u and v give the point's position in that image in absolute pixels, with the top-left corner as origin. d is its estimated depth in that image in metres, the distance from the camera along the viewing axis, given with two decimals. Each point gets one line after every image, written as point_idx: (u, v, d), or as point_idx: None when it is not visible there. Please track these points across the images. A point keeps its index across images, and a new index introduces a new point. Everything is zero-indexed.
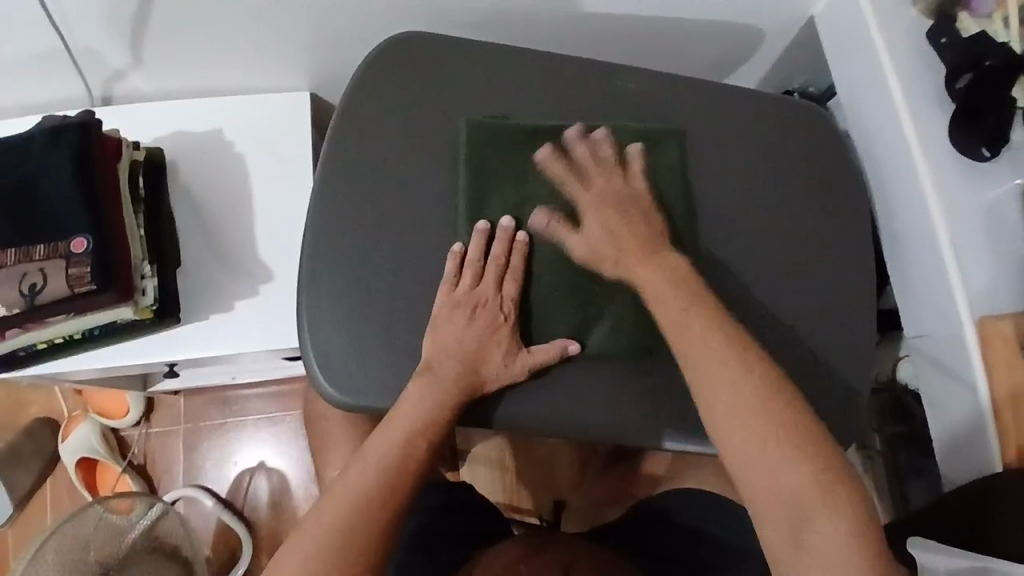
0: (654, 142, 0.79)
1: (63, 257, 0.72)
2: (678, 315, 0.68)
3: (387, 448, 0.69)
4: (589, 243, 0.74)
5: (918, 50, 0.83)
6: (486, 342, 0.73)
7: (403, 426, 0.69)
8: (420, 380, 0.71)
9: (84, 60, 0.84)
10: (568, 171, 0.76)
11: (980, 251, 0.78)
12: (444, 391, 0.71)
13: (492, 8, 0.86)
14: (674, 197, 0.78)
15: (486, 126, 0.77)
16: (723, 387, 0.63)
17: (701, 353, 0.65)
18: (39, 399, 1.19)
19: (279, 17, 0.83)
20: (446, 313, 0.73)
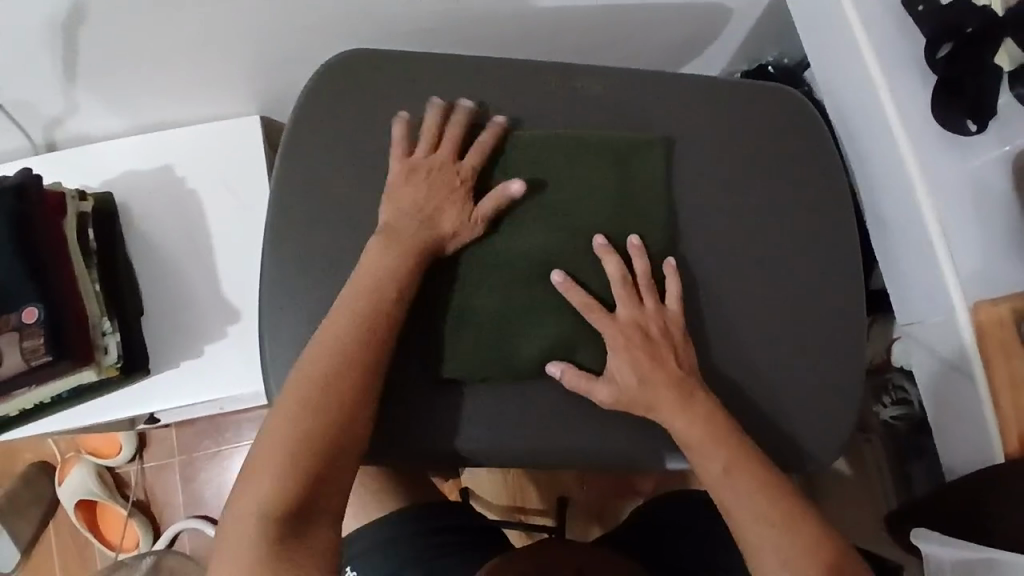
0: (636, 149, 0.75)
1: (15, 329, 0.68)
2: (694, 434, 0.67)
3: (339, 340, 0.64)
4: (620, 391, 0.69)
5: (892, 18, 0.78)
6: (431, 204, 0.69)
7: (365, 286, 0.66)
8: (376, 253, 0.67)
9: (16, 109, 0.79)
10: (590, 300, 0.70)
11: (971, 232, 0.74)
12: (404, 246, 0.67)
13: (437, 13, 0.81)
14: (652, 205, 0.74)
15: (456, 136, 0.73)
16: (756, 524, 0.64)
17: (726, 488, 0.66)
18: (29, 447, 1.16)
19: (215, 43, 0.78)
20: (400, 176, 0.70)
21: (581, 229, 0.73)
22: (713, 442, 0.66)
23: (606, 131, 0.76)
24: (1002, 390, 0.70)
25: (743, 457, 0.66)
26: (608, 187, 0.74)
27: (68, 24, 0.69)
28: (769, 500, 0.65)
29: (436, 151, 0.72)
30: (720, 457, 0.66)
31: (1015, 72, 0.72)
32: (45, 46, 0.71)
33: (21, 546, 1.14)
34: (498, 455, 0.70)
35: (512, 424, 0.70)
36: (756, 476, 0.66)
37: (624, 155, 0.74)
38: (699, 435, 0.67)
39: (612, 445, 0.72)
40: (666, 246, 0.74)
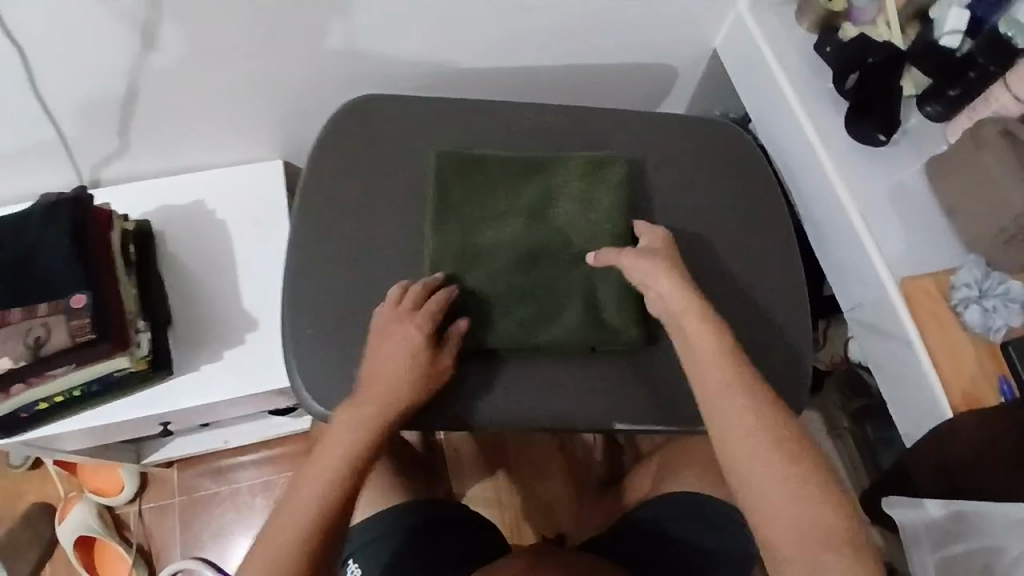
0: (600, 163, 0.88)
1: (64, 312, 0.77)
2: (666, 289, 0.75)
3: (311, 504, 0.69)
4: (644, 248, 0.79)
5: (809, 62, 0.95)
6: (396, 373, 0.77)
7: (332, 454, 0.72)
8: (341, 424, 0.74)
9: (75, 147, 0.92)
10: (647, 224, 0.84)
11: (893, 224, 0.86)
12: (371, 417, 0.75)
13: (436, 67, 0.98)
14: (610, 206, 0.85)
15: (450, 160, 0.87)
16: (720, 387, 0.68)
17: (699, 347, 0.71)
18: (32, 487, 1.19)
19: (251, 92, 0.94)
20: (371, 355, 0.79)
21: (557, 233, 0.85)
22: (690, 309, 0.73)
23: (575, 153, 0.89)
24: (940, 356, 0.79)
25: (719, 329, 0.72)
26: (575, 193, 0.86)
27: (137, 71, 0.84)
28: (730, 367, 0.69)
29: (396, 320, 0.79)
30: (694, 315, 0.73)
31: (921, 95, 0.90)
32: (113, 91, 0.85)
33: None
34: (487, 417, 0.81)
35: (502, 390, 0.82)
36: (726, 347, 0.71)
37: (591, 167, 0.87)
38: (676, 298, 0.75)
39: (593, 415, 0.82)
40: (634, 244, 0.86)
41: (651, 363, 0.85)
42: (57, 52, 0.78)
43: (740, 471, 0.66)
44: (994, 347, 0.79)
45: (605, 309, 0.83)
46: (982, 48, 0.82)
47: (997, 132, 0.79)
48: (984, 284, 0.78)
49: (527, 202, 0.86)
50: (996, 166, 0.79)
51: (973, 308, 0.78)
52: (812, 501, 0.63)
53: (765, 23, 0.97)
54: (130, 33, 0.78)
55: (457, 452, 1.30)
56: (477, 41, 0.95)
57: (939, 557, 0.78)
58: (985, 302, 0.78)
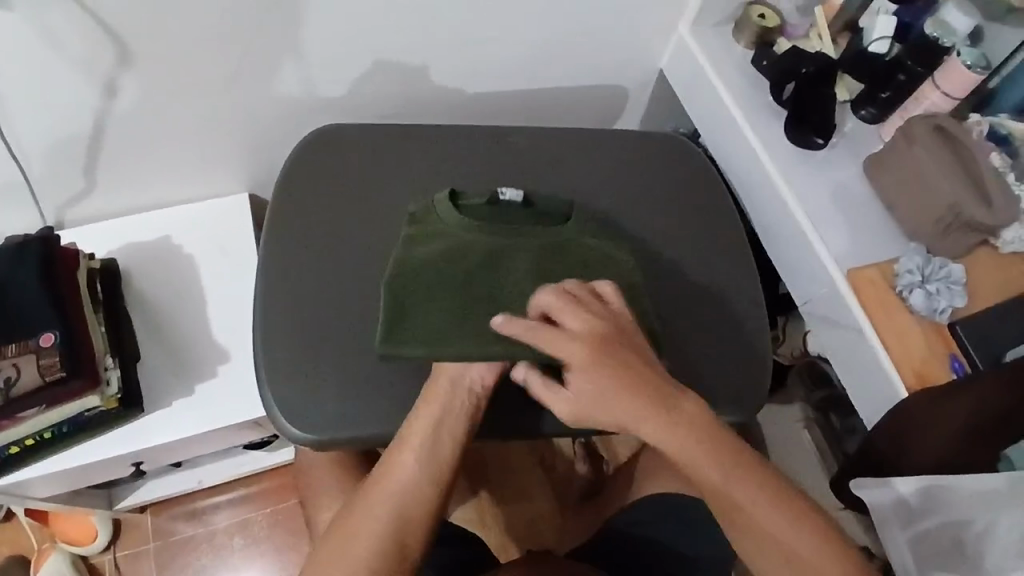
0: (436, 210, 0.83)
1: (34, 351, 0.77)
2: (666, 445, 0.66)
3: (375, 527, 0.67)
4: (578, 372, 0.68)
5: (748, 76, 1.01)
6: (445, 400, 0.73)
7: (394, 476, 0.69)
8: (402, 447, 0.71)
9: (40, 189, 0.92)
10: (555, 315, 0.69)
11: (836, 221, 0.92)
12: (432, 436, 0.71)
13: (397, 98, 1.01)
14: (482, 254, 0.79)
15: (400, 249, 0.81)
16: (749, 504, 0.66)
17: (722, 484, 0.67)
18: (3, 540, 1.15)
19: (215, 130, 0.95)
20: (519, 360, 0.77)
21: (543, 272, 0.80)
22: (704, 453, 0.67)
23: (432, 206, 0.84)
24: (890, 340, 0.83)
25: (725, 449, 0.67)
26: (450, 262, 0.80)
27: (101, 111, 0.85)
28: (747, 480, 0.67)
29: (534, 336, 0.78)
30: (710, 467, 0.66)
31: (856, 99, 0.97)
32: (75, 133, 0.86)
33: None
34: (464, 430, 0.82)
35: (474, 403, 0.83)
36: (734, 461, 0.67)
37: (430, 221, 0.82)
38: (688, 453, 0.66)
39: (568, 421, 0.84)
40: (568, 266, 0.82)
41: None
42: (20, 95, 0.79)
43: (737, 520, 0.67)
44: (941, 328, 0.84)
45: None
46: (909, 53, 0.90)
47: (927, 128, 0.86)
48: (927, 269, 0.84)
49: (496, 260, 0.80)
50: (926, 160, 0.85)
51: (918, 292, 0.83)
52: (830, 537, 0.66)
53: (705, 42, 1.03)
54: (94, 72, 0.80)
55: None
56: (434, 69, 0.98)
57: (910, 533, 0.76)
58: (928, 286, 0.84)
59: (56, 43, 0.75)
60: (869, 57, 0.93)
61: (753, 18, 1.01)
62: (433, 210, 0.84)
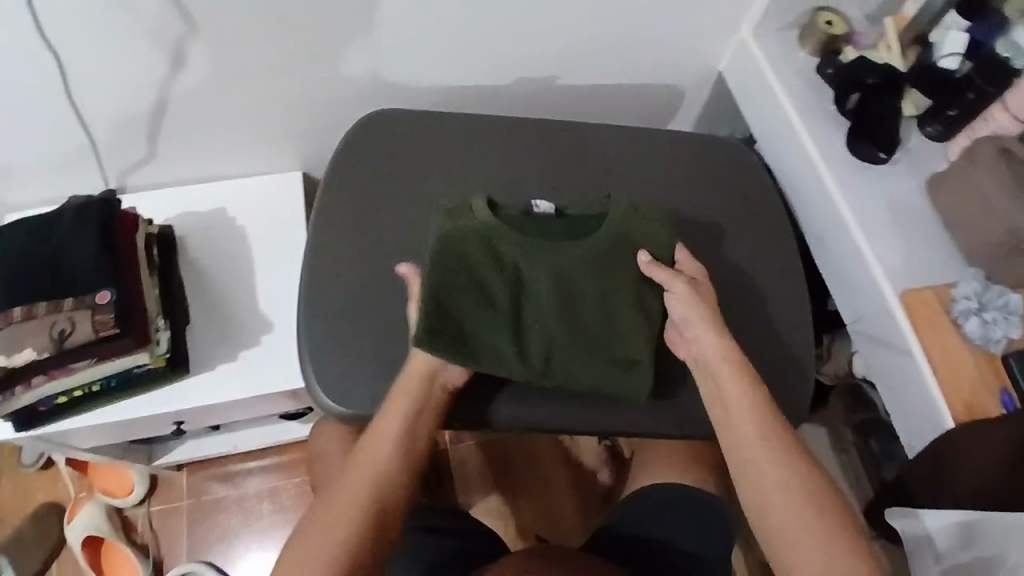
0: (461, 208, 0.84)
1: (89, 307, 0.80)
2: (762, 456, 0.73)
3: (352, 512, 0.71)
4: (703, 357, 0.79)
5: (810, 83, 0.98)
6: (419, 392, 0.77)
7: (368, 463, 0.74)
8: (374, 437, 0.75)
9: (105, 154, 0.97)
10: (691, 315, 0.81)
11: (893, 238, 0.88)
12: (402, 426, 0.76)
13: (452, 86, 1.02)
14: (501, 276, 0.82)
15: (437, 254, 0.81)
16: (769, 499, 0.72)
17: (766, 477, 0.72)
18: (42, 487, 1.22)
19: (274, 109, 0.97)
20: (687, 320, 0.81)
21: (568, 296, 0.82)
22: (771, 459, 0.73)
23: (453, 203, 0.84)
24: (939, 364, 0.80)
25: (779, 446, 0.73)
26: (480, 276, 0.81)
27: (169, 81, 0.88)
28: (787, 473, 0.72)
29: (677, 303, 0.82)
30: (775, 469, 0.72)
31: (921, 115, 0.93)
32: (143, 101, 0.90)
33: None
34: (493, 419, 0.84)
35: (505, 398, 0.84)
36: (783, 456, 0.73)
37: (455, 220, 0.83)
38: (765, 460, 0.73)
39: (599, 418, 0.85)
40: (599, 272, 0.83)
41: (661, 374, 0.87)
42: (95, 62, 0.83)
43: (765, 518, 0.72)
44: (994, 358, 0.80)
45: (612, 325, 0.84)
46: (980, 70, 0.86)
47: (992, 150, 0.82)
48: (985, 297, 0.80)
49: (521, 279, 0.83)
50: (991, 184, 0.81)
51: (973, 319, 0.80)
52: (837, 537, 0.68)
53: (768, 45, 1.00)
54: (165, 45, 0.83)
55: (465, 465, 1.31)
56: (492, 60, 0.99)
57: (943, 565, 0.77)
58: (985, 314, 0.80)
59: (132, 15, 0.78)
60: (939, 72, 0.90)
61: (819, 25, 0.98)
62: (470, 207, 0.84)
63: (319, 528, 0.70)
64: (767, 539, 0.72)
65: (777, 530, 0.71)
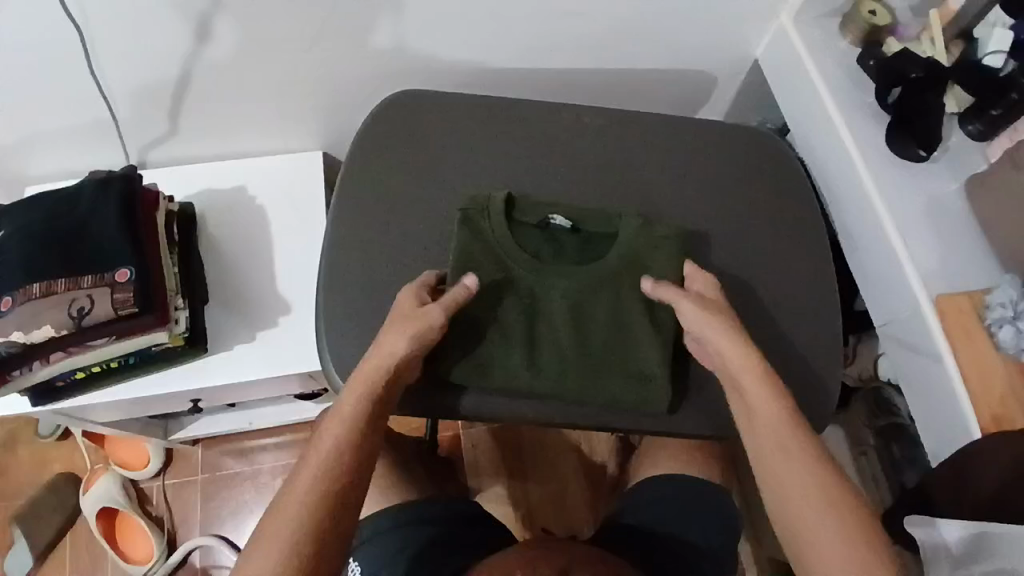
0: (477, 213, 0.85)
1: (109, 285, 0.80)
2: (794, 465, 0.72)
3: (305, 498, 0.70)
4: (723, 362, 0.78)
5: (849, 75, 0.95)
6: (380, 377, 0.76)
7: (325, 450, 0.73)
8: (334, 422, 0.74)
9: (127, 128, 0.96)
10: (703, 319, 0.78)
11: (929, 240, 0.86)
12: (359, 410, 0.74)
13: (479, 68, 1.00)
14: (513, 288, 0.84)
15: (456, 274, 0.83)
16: (799, 504, 0.70)
17: (794, 481, 0.71)
18: (59, 457, 1.24)
19: (297, 87, 0.96)
20: (707, 324, 0.78)
21: (580, 316, 0.84)
22: (798, 464, 0.72)
23: (470, 208, 0.86)
24: (971, 372, 0.78)
25: (806, 451, 0.72)
26: (495, 284, 0.84)
27: (193, 56, 0.87)
28: (816, 479, 0.71)
29: (691, 309, 0.79)
30: (802, 475, 0.71)
31: (964, 112, 0.89)
32: (167, 76, 0.89)
33: (34, 554, 1.19)
34: (510, 415, 0.84)
35: (522, 400, 0.84)
36: (812, 459, 0.72)
37: (471, 225, 0.85)
38: (796, 467, 0.72)
39: (619, 414, 0.84)
40: (614, 282, 0.85)
41: (685, 373, 0.86)
42: (120, 35, 0.82)
43: (794, 523, 0.71)
44: None
45: (634, 329, 0.84)
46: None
47: None
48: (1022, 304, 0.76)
49: (535, 297, 0.85)
50: None
51: (1007, 327, 0.76)
52: (863, 543, 0.67)
53: (808, 34, 0.97)
54: (190, 20, 0.82)
55: (477, 451, 1.31)
56: (519, 41, 0.96)
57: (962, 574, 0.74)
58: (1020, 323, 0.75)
59: None
60: (984, 70, 0.84)
61: (862, 13, 0.93)
62: (487, 214, 0.85)
63: (275, 515, 0.70)
64: (793, 546, 0.71)
65: (806, 535, 0.70)
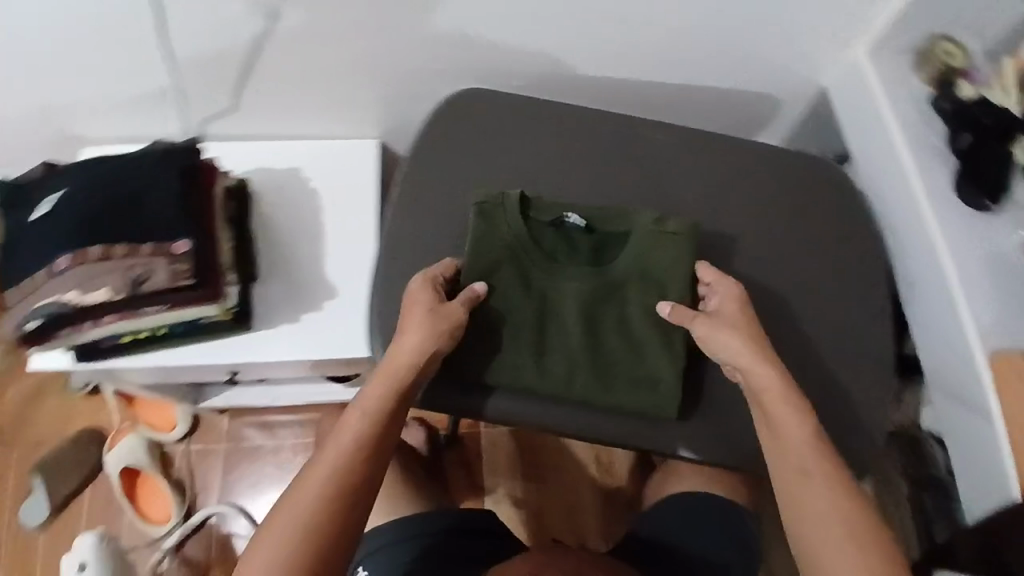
0: (492, 209, 0.84)
1: (168, 254, 0.80)
2: (817, 492, 0.72)
3: (319, 488, 0.72)
4: (748, 380, 0.78)
5: (923, 115, 0.92)
6: (402, 371, 0.77)
7: (343, 444, 0.75)
8: (352, 416, 0.76)
9: (189, 100, 0.96)
10: (726, 337, 0.79)
11: (992, 292, 0.83)
12: (379, 406, 0.77)
13: (545, 71, 0.99)
14: (525, 286, 0.84)
15: (471, 270, 0.83)
16: (818, 531, 0.71)
17: (816, 508, 0.72)
18: (87, 412, 1.26)
19: (361, 73, 0.95)
20: (731, 341, 0.78)
21: (592, 320, 0.84)
22: (821, 491, 0.72)
23: (484, 200, 0.84)
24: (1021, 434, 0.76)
25: (830, 478, 0.73)
26: (507, 282, 0.83)
27: (262, 35, 0.87)
28: (838, 510, 0.71)
29: (712, 325, 0.79)
30: (824, 502, 0.72)
31: None
32: (234, 52, 0.89)
33: (51, 505, 1.21)
34: (534, 420, 0.84)
35: (542, 407, 0.84)
36: (836, 488, 0.72)
37: (486, 221, 0.84)
38: (820, 494, 0.72)
39: (659, 436, 0.84)
40: (630, 287, 0.84)
41: (730, 401, 0.85)
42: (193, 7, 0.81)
43: (810, 550, 0.71)
44: None
45: (648, 337, 0.83)
46: None
47: None
48: None
49: (547, 297, 0.84)
50: None
51: None
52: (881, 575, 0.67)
53: (883, 69, 0.95)
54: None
55: (496, 451, 1.31)
56: (588, 47, 0.95)
57: None
58: None
59: None
60: None
61: (936, 54, 0.93)
62: (503, 208, 0.84)
63: (289, 501, 0.72)
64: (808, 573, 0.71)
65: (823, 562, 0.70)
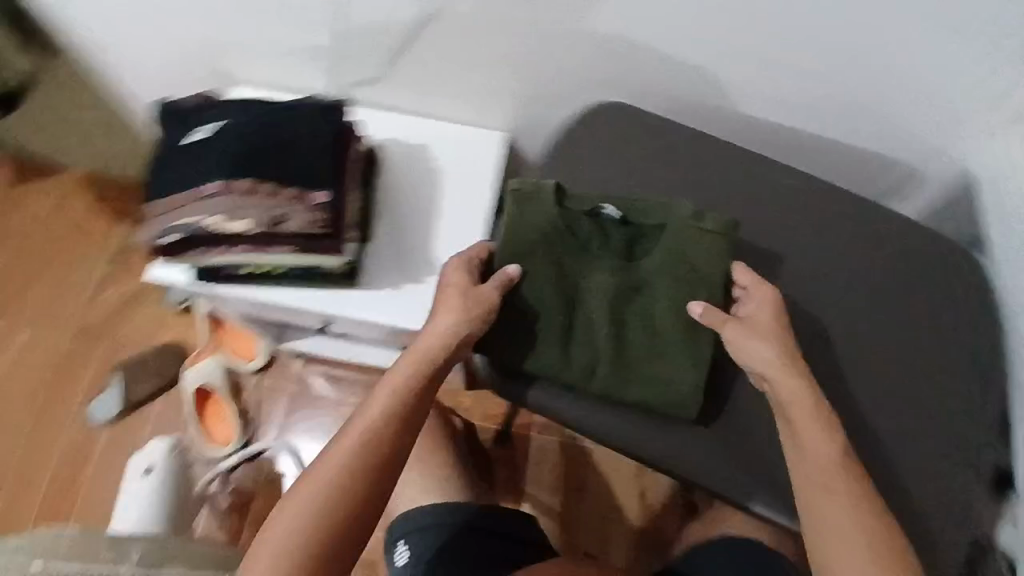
0: (533, 194, 0.85)
1: (307, 201, 0.86)
2: (840, 510, 0.71)
3: (347, 458, 0.72)
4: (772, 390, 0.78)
5: None
6: (437, 342, 0.79)
7: (374, 417, 0.75)
8: (386, 392, 0.77)
9: (344, 60, 1.01)
10: (755, 347, 0.79)
11: None
12: (411, 383, 0.78)
13: (687, 100, 1.00)
14: (558, 270, 0.85)
15: (505, 251, 0.85)
16: (837, 545, 0.70)
17: (839, 523, 0.71)
18: (176, 326, 1.34)
19: (509, 67, 0.99)
20: (756, 353, 0.78)
21: (619, 316, 0.85)
22: (847, 507, 0.71)
23: (522, 183, 0.86)
24: None
25: (857, 498, 0.72)
26: (540, 264, 0.84)
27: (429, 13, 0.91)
28: (861, 531, 0.70)
29: (741, 333, 0.80)
30: (845, 520, 0.71)
31: None
32: (399, 23, 0.93)
33: (123, 403, 1.28)
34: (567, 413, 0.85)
35: (574, 401, 0.85)
36: (861, 507, 0.72)
37: (524, 204, 0.85)
38: (843, 511, 0.71)
39: (730, 480, 0.82)
40: (661, 283, 0.85)
41: None
42: None
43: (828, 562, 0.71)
44: None
45: (676, 337, 0.84)
46: None
47: None
48: None
49: (577, 284, 0.85)
50: None
51: None
52: None
53: None
54: None
55: (542, 455, 1.34)
56: (736, 85, 0.95)
57: None
58: None
59: None
60: None
61: None
62: (541, 194, 0.85)
63: (317, 470, 0.72)
64: None
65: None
